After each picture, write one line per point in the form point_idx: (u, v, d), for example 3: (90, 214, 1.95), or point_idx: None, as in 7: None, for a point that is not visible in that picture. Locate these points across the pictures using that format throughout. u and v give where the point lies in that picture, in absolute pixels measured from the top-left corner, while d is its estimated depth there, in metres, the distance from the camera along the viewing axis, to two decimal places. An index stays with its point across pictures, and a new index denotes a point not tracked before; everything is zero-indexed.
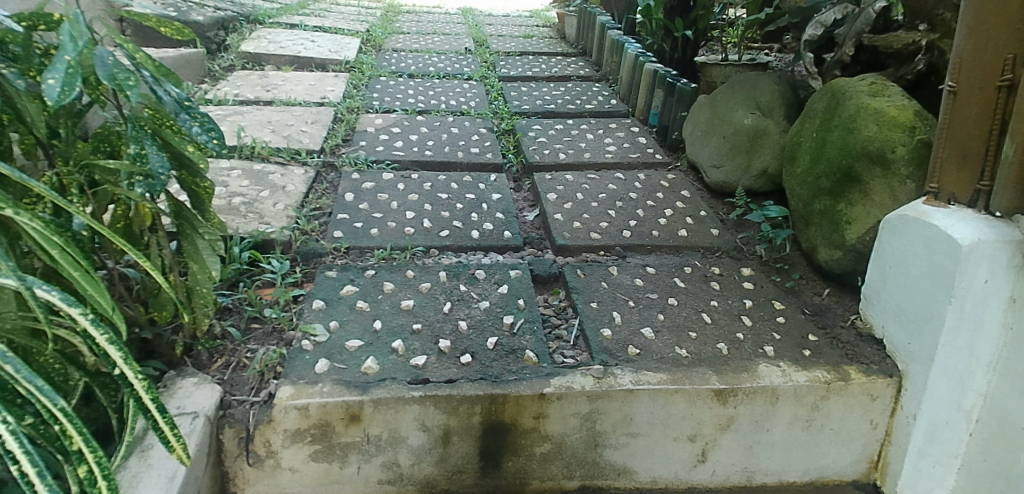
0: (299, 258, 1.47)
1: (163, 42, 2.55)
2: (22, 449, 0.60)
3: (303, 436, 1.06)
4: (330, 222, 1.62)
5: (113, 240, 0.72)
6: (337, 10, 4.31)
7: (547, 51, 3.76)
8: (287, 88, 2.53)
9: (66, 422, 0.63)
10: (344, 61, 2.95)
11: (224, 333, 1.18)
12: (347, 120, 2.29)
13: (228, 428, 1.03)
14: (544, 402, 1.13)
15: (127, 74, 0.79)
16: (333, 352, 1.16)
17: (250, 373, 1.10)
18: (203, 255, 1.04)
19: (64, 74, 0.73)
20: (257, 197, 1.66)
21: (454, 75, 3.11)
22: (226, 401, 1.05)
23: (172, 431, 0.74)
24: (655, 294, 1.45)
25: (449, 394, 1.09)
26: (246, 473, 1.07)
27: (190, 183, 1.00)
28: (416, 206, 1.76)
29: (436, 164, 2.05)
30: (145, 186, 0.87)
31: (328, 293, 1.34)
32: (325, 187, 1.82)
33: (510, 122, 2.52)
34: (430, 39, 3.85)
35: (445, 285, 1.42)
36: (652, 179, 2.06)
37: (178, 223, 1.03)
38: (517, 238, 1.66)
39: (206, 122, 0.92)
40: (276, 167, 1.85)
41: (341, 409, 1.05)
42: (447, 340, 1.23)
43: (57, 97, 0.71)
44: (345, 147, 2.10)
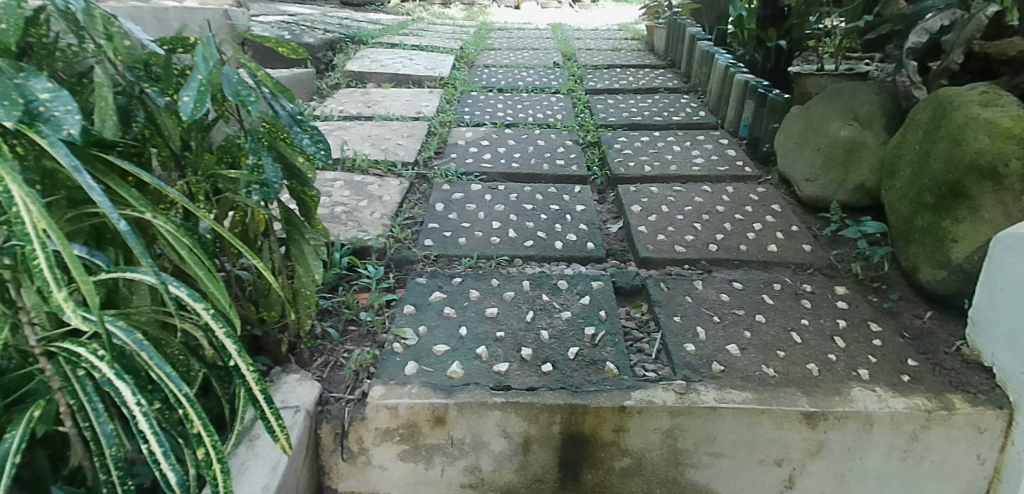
0: (392, 265, 1.54)
1: (278, 62, 2.74)
2: (152, 430, 0.67)
3: (392, 435, 1.11)
4: (422, 231, 1.69)
5: (234, 243, 0.80)
6: (433, 29, 4.48)
7: (635, 64, 3.76)
8: (386, 104, 2.65)
9: (189, 407, 0.68)
10: (438, 77, 3.07)
11: (324, 333, 1.26)
12: (439, 133, 2.38)
13: (325, 423, 1.09)
14: (624, 416, 1.13)
15: (249, 90, 0.86)
16: (421, 355, 1.21)
17: (346, 372, 1.17)
18: (309, 259, 1.12)
19: (196, 92, 0.81)
20: (356, 207, 1.75)
21: (542, 89, 3.16)
22: (324, 398, 1.12)
23: (278, 421, 0.80)
24: (742, 311, 1.42)
25: (530, 401, 1.12)
26: (340, 468, 1.13)
27: (300, 192, 1.08)
28: (503, 217, 1.81)
29: (521, 176, 2.09)
30: (261, 193, 0.94)
31: (418, 298, 1.40)
32: (418, 198, 1.90)
33: (596, 134, 2.53)
34: (519, 55, 3.93)
35: (528, 294, 1.44)
36: (740, 193, 2.02)
37: (287, 228, 1.12)
38: (600, 250, 1.67)
39: (316, 135, 1.00)
40: (374, 178, 1.95)
41: (428, 411, 1.10)
42: (529, 349, 1.25)
43: (190, 113, 0.79)
44: (437, 159, 2.18)
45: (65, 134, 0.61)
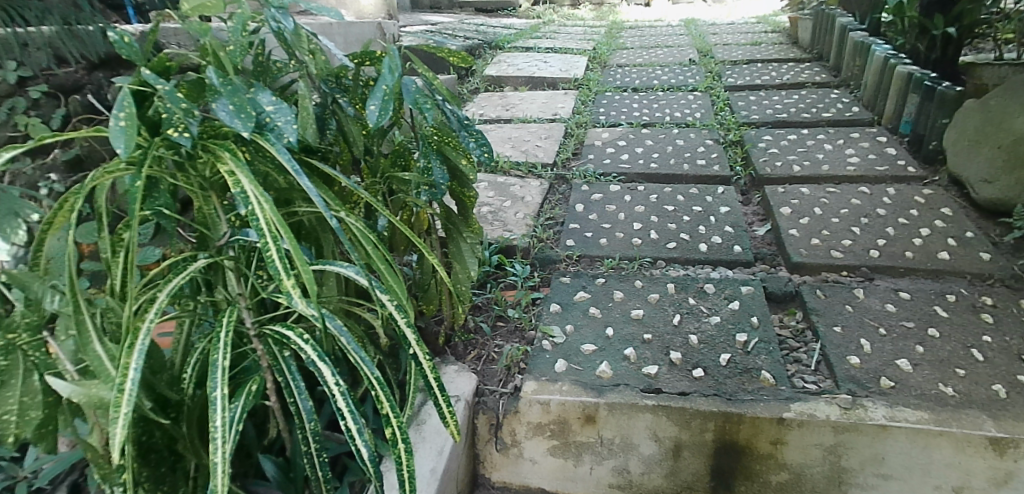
0: (536, 264, 1.57)
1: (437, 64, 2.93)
2: (348, 408, 0.73)
3: (543, 430, 1.14)
4: (563, 231, 1.71)
5: (413, 239, 0.86)
6: (565, 30, 4.51)
7: (778, 58, 3.57)
8: (524, 106, 2.71)
9: (380, 389, 0.74)
10: (573, 78, 3.09)
11: (476, 328, 1.32)
12: (577, 135, 2.39)
13: (482, 414, 1.14)
14: (783, 428, 1.08)
15: (425, 99, 0.94)
16: (569, 353, 1.22)
17: (498, 366, 1.21)
18: (465, 257, 1.18)
19: (380, 101, 0.88)
20: (500, 207, 1.81)
21: (679, 87, 3.09)
22: (480, 389, 1.17)
23: (449, 408, 0.84)
24: (912, 323, 1.31)
25: (682, 406, 1.10)
26: (494, 457, 1.18)
27: (460, 193, 1.13)
28: (644, 218, 1.79)
29: (661, 176, 2.05)
30: (429, 195, 1.04)
31: (563, 297, 1.41)
32: (558, 198, 1.92)
33: (738, 133, 2.42)
34: (652, 53, 3.85)
35: (674, 297, 1.42)
36: (904, 194, 1.86)
37: (448, 227, 1.17)
38: (748, 253, 1.60)
39: (481, 139, 1.04)
40: (516, 179, 2.00)
41: (579, 409, 1.11)
42: (678, 352, 1.23)
43: (376, 120, 0.87)
44: (575, 160, 2.19)
45: (284, 141, 0.70)
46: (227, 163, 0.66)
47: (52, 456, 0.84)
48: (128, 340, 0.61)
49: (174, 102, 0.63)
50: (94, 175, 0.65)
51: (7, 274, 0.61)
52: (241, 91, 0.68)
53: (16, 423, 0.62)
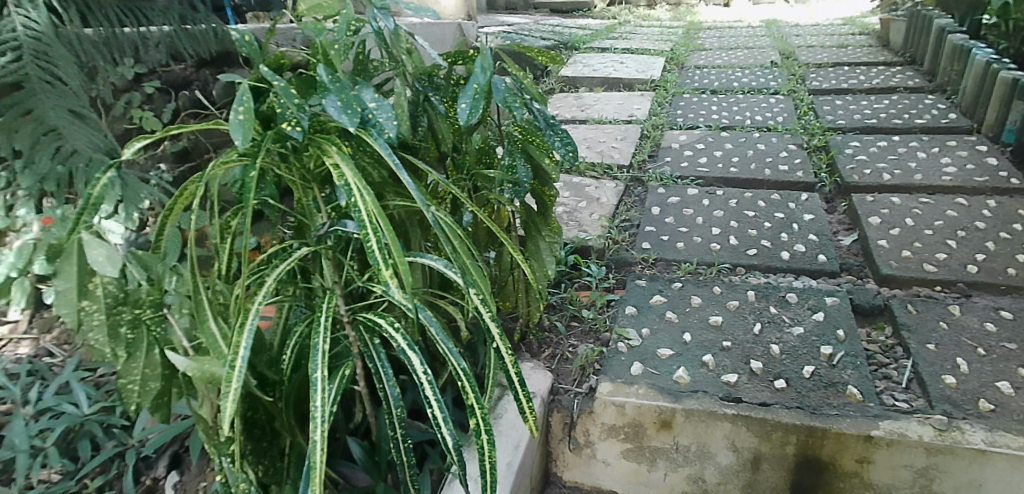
0: (611, 265, 1.56)
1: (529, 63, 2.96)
2: (434, 397, 0.74)
3: (618, 432, 1.13)
4: (639, 233, 1.69)
5: (498, 234, 0.86)
6: (641, 31, 4.45)
7: (867, 61, 3.41)
8: (599, 107, 2.70)
9: (465, 380, 0.75)
10: (650, 80, 3.04)
11: (551, 326, 1.32)
12: (653, 137, 2.36)
13: (556, 413, 1.15)
14: (870, 446, 1.04)
15: (514, 98, 0.94)
16: (645, 357, 1.21)
17: (573, 366, 1.21)
18: (542, 256, 1.18)
19: (470, 99, 0.89)
20: (576, 207, 1.81)
21: (759, 90, 3.00)
22: (555, 388, 1.17)
23: (529, 403, 0.84)
24: (1015, 345, 1.22)
25: (763, 417, 1.07)
26: (567, 457, 1.18)
27: (540, 191, 1.13)
28: (723, 223, 1.75)
29: (741, 181, 2.00)
30: (512, 192, 1.04)
31: (639, 300, 1.39)
32: (633, 200, 1.90)
33: (823, 138, 2.33)
34: (731, 54, 3.75)
35: (754, 305, 1.38)
36: (1006, 207, 1.74)
37: (527, 226, 1.17)
38: (833, 263, 1.54)
39: (566, 137, 1.02)
40: (591, 180, 1.99)
41: (655, 413, 1.10)
42: (758, 362, 1.19)
43: (466, 118, 0.89)
44: (651, 162, 2.16)
45: (384, 137, 0.72)
46: (333, 156, 0.69)
47: (159, 427, 0.90)
48: (239, 319, 0.65)
49: (288, 98, 0.66)
50: (212, 165, 0.69)
51: (134, 255, 0.66)
52: (347, 89, 0.70)
53: (138, 393, 0.66)
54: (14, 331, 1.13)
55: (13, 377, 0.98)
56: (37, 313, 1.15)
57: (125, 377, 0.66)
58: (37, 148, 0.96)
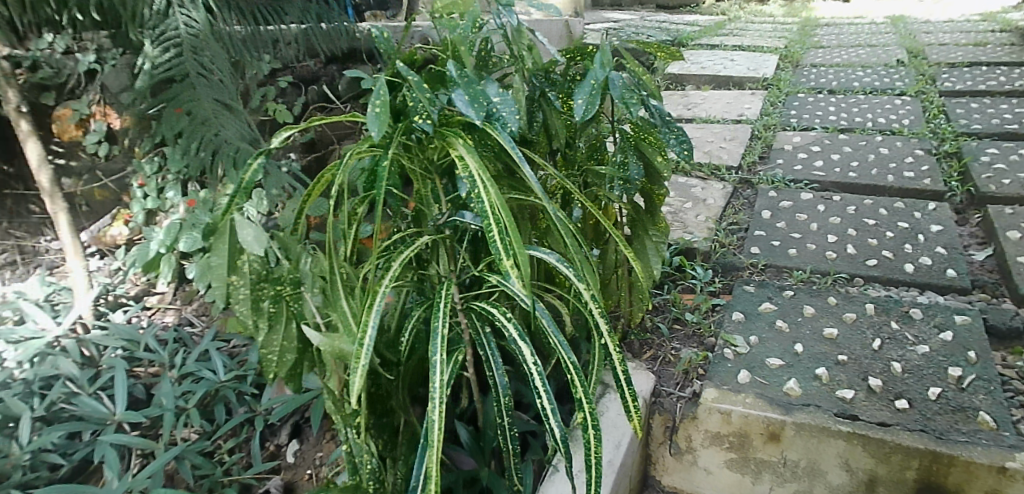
0: (717, 269, 1.51)
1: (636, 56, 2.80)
2: (544, 388, 0.74)
3: (722, 441, 1.10)
4: (747, 237, 1.63)
5: (610, 229, 0.85)
6: (753, 28, 4.27)
7: (1009, 61, 3.11)
8: (707, 106, 2.62)
9: (574, 374, 0.75)
10: (762, 78, 2.92)
11: (653, 327, 1.29)
12: (765, 138, 2.26)
13: (658, 415, 1.14)
14: (1005, 479, 0.95)
15: (633, 95, 0.91)
16: (753, 365, 1.17)
17: (676, 369, 1.18)
18: (649, 256, 1.12)
19: (587, 95, 0.88)
20: (681, 208, 1.76)
21: (883, 90, 2.80)
22: (657, 390, 1.15)
23: (635, 403, 0.82)
24: None
25: (882, 438, 1.01)
26: (667, 461, 1.17)
27: (650, 190, 1.09)
28: (839, 230, 1.65)
29: (860, 187, 1.88)
30: (622, 189, 1.02)
31: (747, 306, 1.34)
32: (742, 203, 1.83)
33: (955, 143, 2.15)
34: (852, 52, 3.53)
35: (873, 319, 1.29)
36: None
37: (633, 225, 1.13)
38: (964, 279, 1.42)
39: (682, 135, 0.98)
40: (698, 181, 1.94)
41: (762, 424, 1.06)
42: (877, 379, 1.12)
43: (582, 115, 0.88)
44: (762, 165, 2.08)
45: (507, 131, 0.74)
46: (457, 149, 0.71)
47: (283, 398, 0.97)
48: (367, 301, 0.68)
49: (420, 92, 0.69)
50: (348, 154, 0.73)
51: (277, 236, 0.71)
52: (474, 83, 0.72)
53: (277, 363, 0.72)
54: (161, 301, 1.25)
55: (162, 343, 1.09)
56: (181, 286, 1.27)
57: (267, 347, 0.72)
58: (192, 137, 1.08)
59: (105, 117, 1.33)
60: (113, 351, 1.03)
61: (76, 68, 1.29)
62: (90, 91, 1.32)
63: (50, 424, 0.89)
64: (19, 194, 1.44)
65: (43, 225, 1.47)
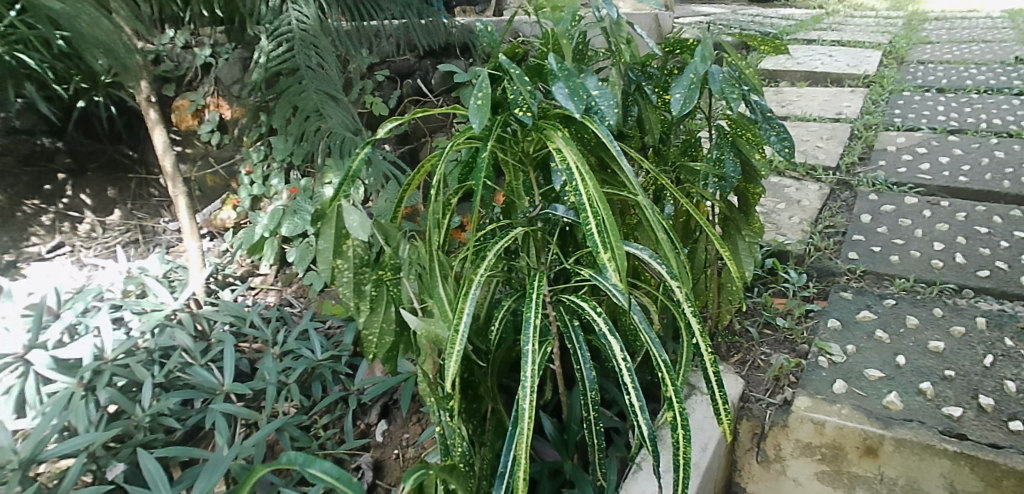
0: (812, 274, 1.44)
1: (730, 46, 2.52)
2: (634, 385, 0.73)
3: (813, 452, 1.05)
4: (845, 241, 1.54)
5: (705, 225, 0.83)
6: (854, 22, 4.05)
7: None
8: (803, 104, 2.50)
9: (665, 372, 0.73)
10: (863, 74, 2.76)
11: (743, 331, 1.25)
12: (865, 138, 2.14)
13: (745, 421, 1.10)
14: None
15: (733, 89, 0.88)
16: (851, 375, 1.11)
17: (766, 374, 1.14)
18: (742, 257, 1.09)
19: (686, 89, 0.86)
20: (774, 209, 1.70)
21: (1000, 89, 2.59)
22: (746, 395, 1.12)
23: (726, 406, 0.80)
24: None
25: (993, 460, 0.94)
26: (753, 468, 1.12)
27: (744, 188, 1.06)
28: (947, 238, 1.54)
29: (972, 193, 1.75)
30: (718, 187, 1.00)
31: (844, 314, 1.28)
32: (839, 205, 1.74)
33: None
34: (965, 49, 3.28)
35: (985, 334, 1.20)
36: None
37: (726, 224, 1.09)
38: None
39: (783, 132, 0.97)
40: (792, 181, 1.86)
41: (859, 437, 1.01)
42: (988, 398, 1.04)
43: (680, 109, 0.85)
44: (862, 166, 1.96)
45: (606, 124, 0.73)
46: (555, 141, 0.71)
47: (375, 378, 1.02)
48: (463, 288, 0.69)
49: (521, 84, 0.70)
50: (449, 145, 0.75)
51: (378, 223, 0.74)
52: (575, 76, 0.72)
53: (375, 344, 0.76)
54: (264, 282, 1.33)
55: (265, 321, 1.16)
56: (282, 269, 1.35)
57: (367, 328, 0.75)
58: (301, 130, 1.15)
59: (218, 108, 1.42)
60: (222, 326, 1.11)
61: (194, 61, 1.39)
62: (205, 83, 1.41)
63: (167, 391, 0.97)
64: (142, 178, 1.59)
65: (161, 207, 1.60)
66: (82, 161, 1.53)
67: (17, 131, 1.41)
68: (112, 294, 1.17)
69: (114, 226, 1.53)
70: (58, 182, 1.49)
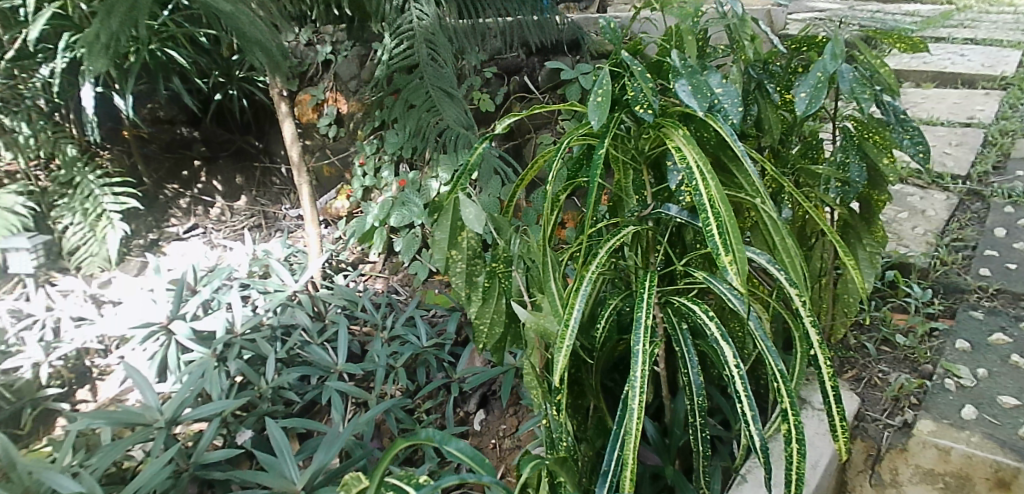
0: (937, 289, 1.33)
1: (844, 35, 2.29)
2: (746, 393, 0.70)
3: (934, 480, 0.95)
4: (976, 256, 1.42)
5: (828, 230, 0.79)
6: (990, 18, 3.71)
7: None
8: (929, 106, 2.32)
9: (782, 384, 0.70)
10: (1001, 75, 2.52)
11: (859, 346, 1.18)
12: (1001, 145, 1.96)
13: (860, 440, 1.02)
14: None
15: (865, 89, 0.83)
16: (981, 402, 1.03)
17: (884, 393, 1.07)
18: (865, 267, 1.02)
19: (812, 87, 0.82)
20: (894, 218, 1.59)
21: None
22: (861, 414, 1.05)
23: (843, 423, 0.76)
24: None
25: None
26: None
27: (868, 193, 1.00)
28: None
29: None
30: (841, 192, 0.95)
31: (974, 335, 1.17)
32: (970, 216, 1.60)
33: None
34: None
35: None
36: None
37: (845, 231, 1.04)
38: None
39: (918, 135, 0.91)
40: (915, 188, 1.73)
41: (989, 468, 0.92)
42: None
43: (804, 109, 0.81)
44: (997, 175, 1.80)
45: (729, 123, 0.71)
46: (675, 139, 0.69)
47: (476, 369, 1.04)
48: (575, 284, 0.70)
49: (643, 82, 0.69)
50: (566, 141, 0.75)
51: (492, 217, 0.75)
52: (698, 73, 0.71)
53: (486, 334, 0.78)
54: (373, 269, 1.39)
55: (375, 306, 1.22)
56: (389, 258, 1.41)
57: (479, 318, 0.77)
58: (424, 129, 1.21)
59: (335, 102, 1.50)
60: (336, 308, 1.18)
61: (315, 58, 1.49)
62: (325, 79, 1.49)
63: (287, 365, 1.04)
64: (266, 167, 1.70)
65: (281, 195, 1.68)
66: (215, 149, 1.68)
67: (162, 122, 1.60)
68: (239, 273, 1.26)
69: (240, 211, 1.64)
70: (194, 168, 1.66)
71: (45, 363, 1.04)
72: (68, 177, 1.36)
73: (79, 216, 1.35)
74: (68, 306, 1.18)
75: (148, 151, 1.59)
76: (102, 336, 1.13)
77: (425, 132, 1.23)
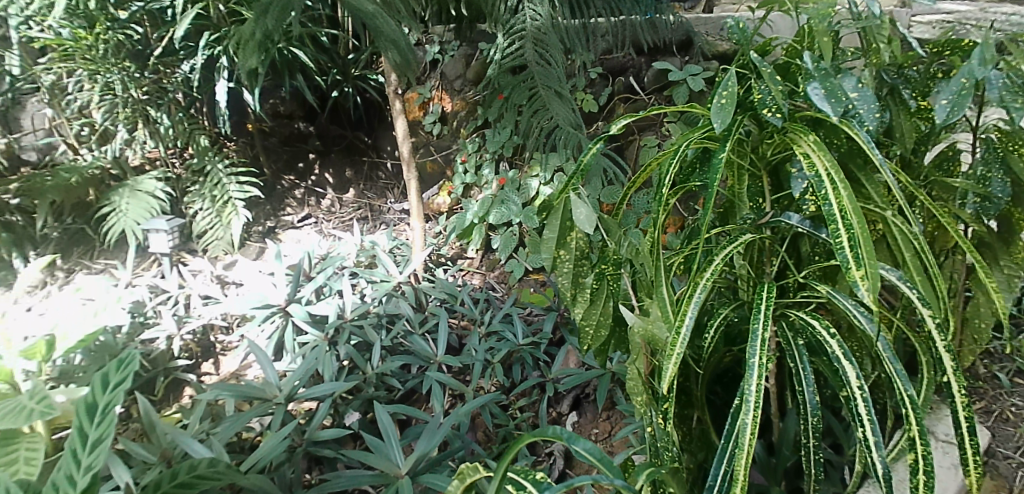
0: None
1: None
2: (869, 417, 0.66)
3: None
4: None
5: (968, 245, 0.73)
6: None
7: None
8: None
9: (911, 410, 0.66)
10: None
11: (990, 376, 1.08)
12: None
13: (989, 478, 0.93)
14: None
15: (1016, 96, 0.77)
16: None
17: (1019, 429, 0.98)
18: (1004, 291, 0.94)
19: (956, 94, 0.75)
20: None
21: None
22: (991, 450, 0.97)
23: (975, 457, 0.70)
24: None
25: None
26: None
27: (1010, 210, 0.92)
28: None
29: None
30: (979, 207, 0.87)
31: None
32: None
33: None
34: None
35: None
36: None
37: (980, 250, 0.96)
38: None
39: None
40: None
41: None
42: None
43: (945, 117, 0.75)
44: None
45: (865, 130, 0.68)
46: (804, 146, 0.66)
47: (571, 370, 1.04)
48: (689, 290, 0.68)
49: (773, 84, 0.67)
50: (685, 143, 0.73)
51: (603, 218, 0.74)
52: (832, 77, 0.67)
53: (593, 336, 0.77)
54: (470, 265, 1.42)
55: (473, 300, 1.24)
56: (487, 255, 1.43)
57: (585, 319, 0.77)
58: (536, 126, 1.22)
59: (441, 101, 1.54)
60: (436, 301, 1.21)
61: (424, 58, 1.53)
62: (432, 78, 1.54)
63: (391, 354, 1.08)
64: (374, 162, 1.77)
65: (386, 189, 1.74)
66: (328, 143, 1.76)
67: (282, 116, 1.69)
68: (348, 262, 1.32)
69: (348, 203, 1.72)
70: (309, 161, 1.75)
71: (177, 336, 1.13)
72: (201, 165, 1.47)
73: (208, 202, 1.46)
74: (198, 284, 1.28)
75: (269, 143, 1.69)
76: (225, 314, 1.21)
77: (532, 131, 1.24)
